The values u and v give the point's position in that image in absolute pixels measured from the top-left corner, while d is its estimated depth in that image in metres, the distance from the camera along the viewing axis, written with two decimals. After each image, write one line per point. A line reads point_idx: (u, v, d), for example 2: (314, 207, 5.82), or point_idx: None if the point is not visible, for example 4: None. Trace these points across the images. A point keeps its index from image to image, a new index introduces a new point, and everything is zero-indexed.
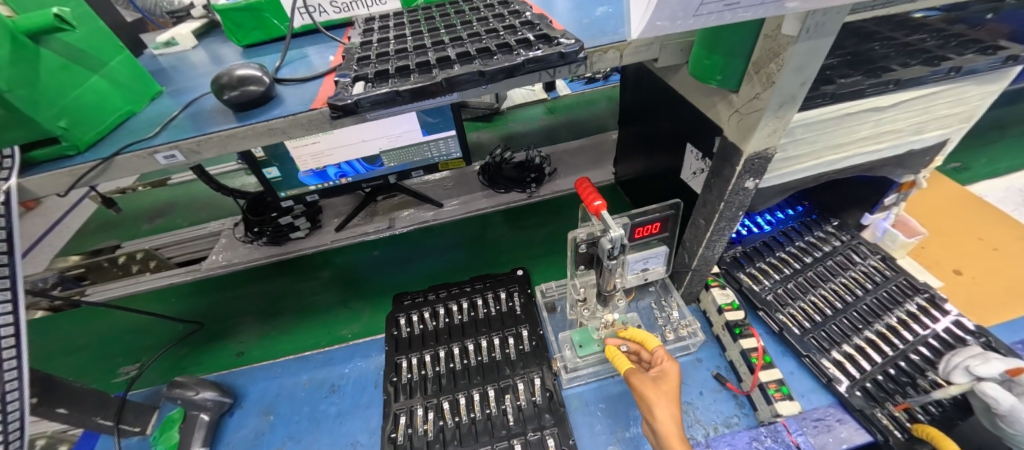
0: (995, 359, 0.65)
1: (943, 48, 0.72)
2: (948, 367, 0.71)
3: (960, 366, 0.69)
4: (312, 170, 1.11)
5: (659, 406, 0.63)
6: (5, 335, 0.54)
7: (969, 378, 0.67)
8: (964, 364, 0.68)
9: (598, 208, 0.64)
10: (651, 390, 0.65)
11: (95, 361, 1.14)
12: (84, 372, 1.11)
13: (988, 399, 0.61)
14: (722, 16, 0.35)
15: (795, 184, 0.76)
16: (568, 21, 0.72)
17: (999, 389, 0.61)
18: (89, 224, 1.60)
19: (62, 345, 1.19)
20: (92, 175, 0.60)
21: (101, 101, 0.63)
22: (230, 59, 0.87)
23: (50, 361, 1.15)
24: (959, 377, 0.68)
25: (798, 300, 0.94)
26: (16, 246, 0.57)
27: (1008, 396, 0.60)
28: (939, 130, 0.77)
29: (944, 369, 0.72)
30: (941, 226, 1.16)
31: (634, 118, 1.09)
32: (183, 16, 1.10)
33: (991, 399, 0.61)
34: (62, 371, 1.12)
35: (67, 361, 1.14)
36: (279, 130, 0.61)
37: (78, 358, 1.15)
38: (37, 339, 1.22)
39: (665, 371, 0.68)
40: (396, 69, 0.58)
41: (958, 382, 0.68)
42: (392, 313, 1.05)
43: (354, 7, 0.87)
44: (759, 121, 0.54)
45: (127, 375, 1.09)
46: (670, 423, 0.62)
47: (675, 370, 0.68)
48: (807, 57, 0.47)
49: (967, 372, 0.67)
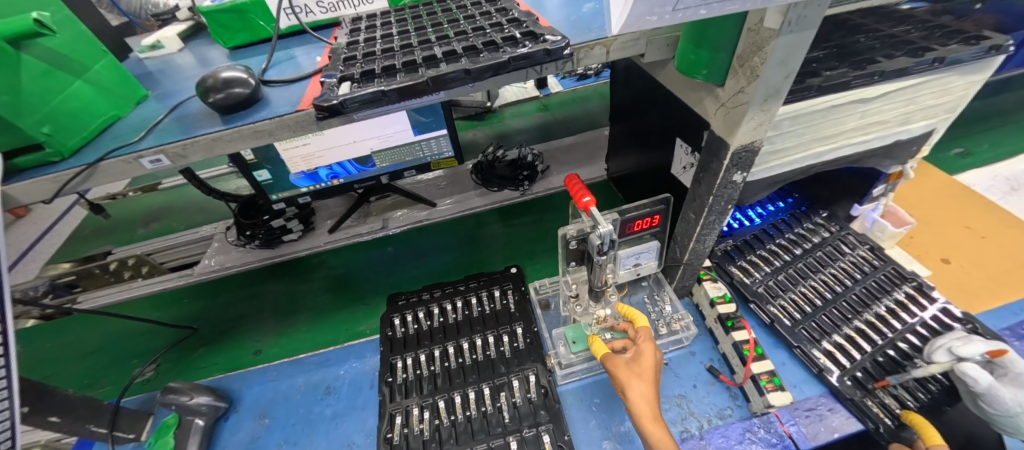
0: (977, 341, 0.68)
1: (928, 39, 0.72)
2: (932, 348, 0.73)
3: (942, 347, 0.72)
4: (303, 172, 1.11)
5: (629, 387, 0.65)
6: None
7: (950, 357, 0.70)
8: (946, 345, 0.71)
9: (587, 205, 0.64)
10: (623, 371, 0.67)
11: (107, 365, 1.13)
12: (97, 376, 1.10)
13: (967, 378, 0.66)
14: (702, 11, 0.35)
15: (784, 177, 0.77)
16: (556, 18, 0.72)
17: (978, 370, 0.65)
18: (80, 230, 1.58)
19: (67, 353, 1.18)
20: (77, 182, 0.60)
21: (85, 106, 0.63)
22: (217, 62, 0.86)
23: (56, 369, 1.14)
24: (939, 356, 0.71)
25: (788, 291, 0.95)
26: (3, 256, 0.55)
27: (986, 377, 0.64)
28: (925, 119, 0.78)
29: (927, 350, 0.74)
30: (930, 215, 1.17)
31: (625, 114, 1.09)
32: (169, 18, 1.08)
33: (970, 378, 0.65)
34: (71, 378, 1.11)
35: (78, 365, 1.14)
36: (266, 132, 0.61)
37: (89, 362, 1.15)
38: (39, 348, 1.20)
39: (641, 351, 0.69)
40: (382, 69, 0.58)
41: (938, 361, 0.70)
42: (387, 314, 1.05)
43: (340, 7, 0.87)
44: (745, 115, 0.54)
45: (143, 376, 1.08)
46: (640, 401, 0.64)
47: (650, 352, 0.68)
48: (790, 50, 0.47)
49: (949, 352, 0.70)
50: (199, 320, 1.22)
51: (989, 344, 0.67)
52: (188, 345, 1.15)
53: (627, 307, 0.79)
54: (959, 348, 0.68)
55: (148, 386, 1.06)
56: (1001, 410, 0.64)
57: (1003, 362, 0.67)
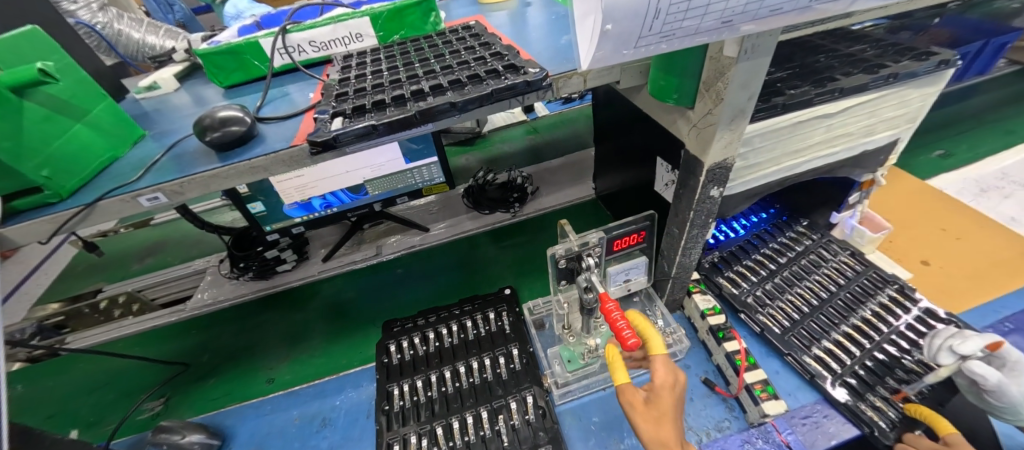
0: (973, 336, 0.69)
1: (882, 56, 0.77)
2: (933, 349, 0.73)
3: (943, 347, 0.71)
4: (297, 203, 1.13)
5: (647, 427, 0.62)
6: None
7: (953, 358, 0.70)
8: (947, 345, 0.70)
9: (633, 347, 0.58)
10: (642, 413, 0.63)
11: (113, 402, 1.11)
12: (104, 413, 1.08)
13: (978, 377, 0.66)
14: (663, 46, 0.38)
15: (760, 189, 0.80)
16: (536, 49, 0.77)
17: (985, 367, 0.65)
18: (71, 268, 1.57)
19: (69, 392, 1.15)
20: (75, 221, 0.61)
21: (84, 148, 0.65)
22: (213, 100, 0.89)
23: (59, 408, 1.11)
24: (944, 358, 0.70)
25: (776, 300, 0.97)
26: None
27: (994, 372, 0.65)
28: (888, 130, 0.82)
29: (928, 352, 0.74)
30: (907, 220, 1.21)
31: (608, 135, 1.14)
32: (165, 60, 1.12)
33: (980, 376, 0.66)
34: (75, 417, 1.09)
35: (84, 403, 1.12)
36: (261, 168, 0.63)
37: (94, 399, 1.13)
38: (34, 390, 1.17)
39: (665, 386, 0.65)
40: (372, 104, 0.61)
41: (945, 364, 0.70)
42: (382, 341, 1.05)
43: (332, 45, 0.91)
44: (714, 135, 0.58)
45: (153, 411, 1.07)
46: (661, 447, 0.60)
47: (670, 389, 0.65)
48: (749, 75, 0.51)
49: (951, 352, 0.70)
50: (192, 355, 1.20)
51: (986, 338, 0.68)
52: (195, 377, 1.14)
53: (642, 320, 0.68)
54: (960, 346, 0.68)
55: (158, 419, 1.04)
56: (1008, 402, 0.67)
57: (1000, 353, 0.68)
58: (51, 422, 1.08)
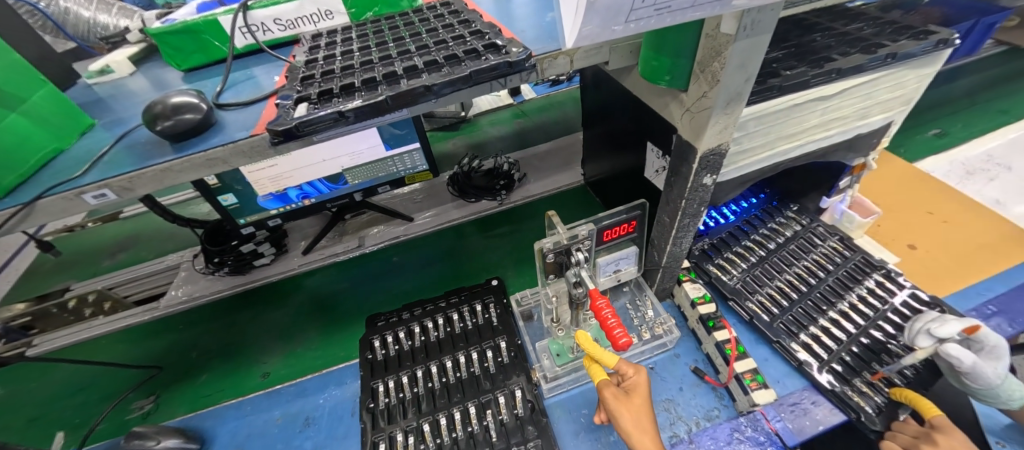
0: (951, 320, 0.68)
1: (879, 35, 0.74)
2: (914, 331, 0.72)
3: (921, 331, 0.71)
4: (272, 194, 1.07)
5: (629, 418, 0.63)
6: None
7: (931, 340, 0.70)
8: (924, 328, 0.70)
9: (626, 346, 0.58)
10: (619, 406, 0.64)
11: (101, 403, 1.05)
12: (92, 413, 1.03)
13: (953, 360, 0.66)
14: (656, 21, 0.35)
15: (752, 176, 0.78)
16: (519, 27, 0.72)
17: (960, 350, 0.65)
18: (36, 265, 1.49)
19: (52, 393, 1.09)
20: (15, 222, 0.55)
21: (21, 140, 0.58)
22: (172, 85, 0.82)
23: (46, 409, 1.06)
24: (921, 340, 0.70)
25: (765, 286, 0.96)
26: None
27: (968, 356, 0.64)
28: (883, 113, 0.80)
29: (908, 335, 0.74)
30: (894, 203, 1.21)
31: (596, 119, 1.10)
32: (119, 41, 1.03)
33: (955, 359, 0.65)
34: (62, 419, 1.03)
35: (73, 403, 1.06)
36: (220, 160, 0.58)
37: (84, 398, 1.07)
38: (12, 392, 1.11)
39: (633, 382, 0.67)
40: (340, 88, 0.56)
41: (923, 346, 0.70)
42: (366, 336, 1.02)
43: (300, 23, 0.84)
44: (709, 119, 0.54)
45: (143, 409, 1.02)
46: (644, 437, 0.62)
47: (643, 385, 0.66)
48: (747, 54, 0.47)
49: (929, 335, 0.70)
50: (166, 356, 1.14)
51: (963, 322, 0.67)
52: (171, 379, 1.08)
53: (588, 341, 0.67)
54: (938, 329, 0.68)
55: (149, 419, 1.00)
56: (984, 384, 0.66)
57: (977, 337, 0.67)
58: (35, 425, 1.02)
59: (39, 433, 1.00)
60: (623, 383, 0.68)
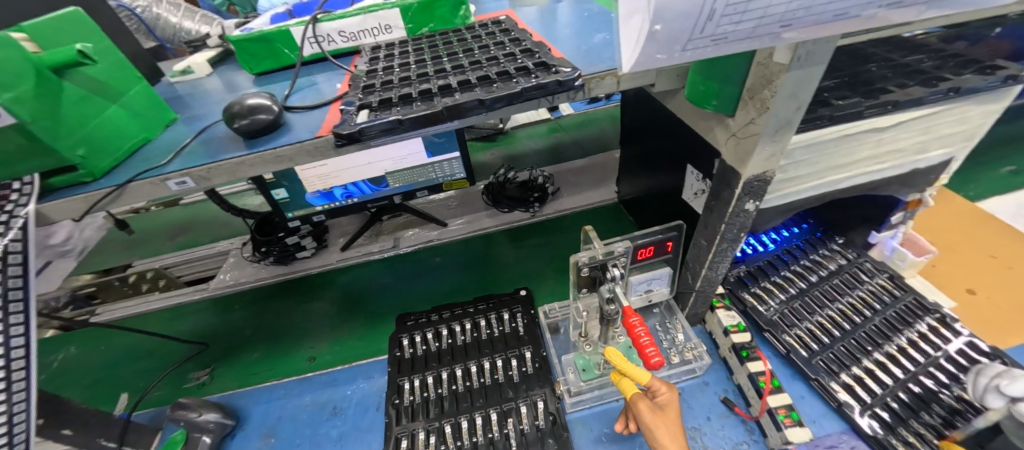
0: None
1: (941, 69, 0.72)
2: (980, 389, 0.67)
3: (991, 388, 0.61)
4: (319, 191, 1.14)
5: (666, 434, 0.63)
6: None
7: (1003, 401, 0.60)
8: (993, 385, 0.61)
9: (658, 365, 0.58)
10: (654, 421, 0.64)
11: (158, 371, 1.13)
12: (145, 381, 1.11)
13: None
14: (711, 50, 0.36)
15: (797, 204, 0.76)
16: (567, 47, 0.75)
17: None
18: (106, 242, 1.64)
19: (117, 357, 1.19)
20: (107, 201, 0.62)
21: (118, 130, 0.65)
22: (243, 87, 0.90)
23: (112, 371, 1.16)
24: (992, 400, 0.61)
25: (805, 320, 0.92)
26: (31, 259, 0.62)
27: None
28: (942, 148, 0.77)
29: (976, 392, 0.65)
30: (952, 244, 1.14)
31: (635, 138, 1.11)
32: (200, 45, 1.14)
33: None
34: (125, 382, 1.12)
35: (135, 368, 1.15)
36: (286, 157, 0.63)
37: (145, 364, 1.16)
38: (85, 352, 1.22)
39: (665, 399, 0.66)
40: (399, 97, 0.60)
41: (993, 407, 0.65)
42: (395, 334, 1.05)
43: (361, 36, 0.91)
44: (756, 146, 0.54)
45: (199, 380, 1.09)
46: None
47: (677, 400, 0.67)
48: (799, 83, 0.47)
49: (999, 394, 0.60)
50: (212, 335, 1.22)
51: None
52: (213, 357, 1.15)
53: (620, 360, 0.66)
54: (1007, 386, 0.58)
55: (200, 391, 1.07)
56: None
57: None
58: (103, 385, 1.12)
59: (106, 394, 1.10)
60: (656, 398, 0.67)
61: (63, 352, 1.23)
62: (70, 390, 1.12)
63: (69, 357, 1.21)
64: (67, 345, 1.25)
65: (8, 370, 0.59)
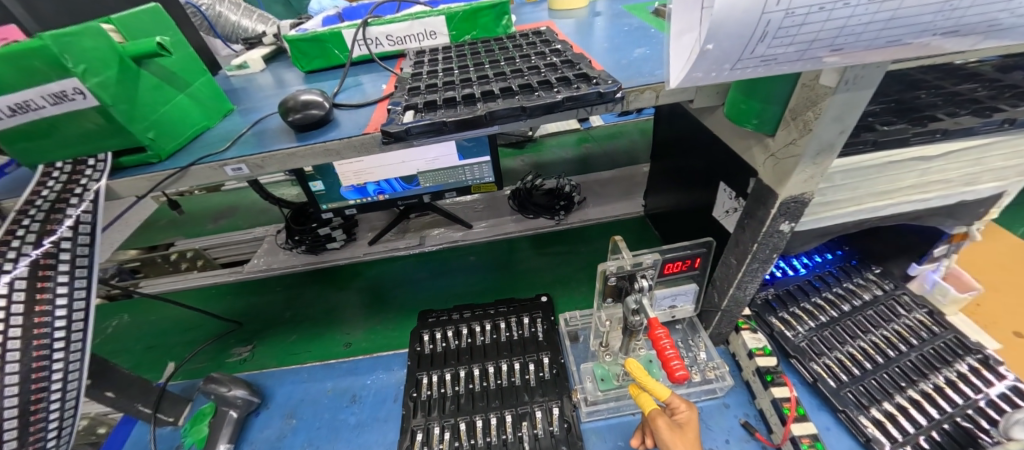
0: None
1: (996, 99, 0.70)
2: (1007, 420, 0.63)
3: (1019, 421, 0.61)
4: (353, 186, 1.18)
5: None
6: (59, 316, 0.62)
7: None
8: None
9: (682, 378, 0.58)
10: (674, 438, 0.64)
11: (196, 345, 1.20)
12: (181, 354, 1.18)
13: None
14: (759, 71, 0.37)
15: (832, 230, 0.75)
16: (606, 60, 0.76)
17: None
18: (154, 221, 1.74)
19: (163, 328, 1.26)
20: (170, 181, 0.66)
21: (183, 116, 0.70)
22: (293, 83, 0.95)
23: (156, 341, 1.23)
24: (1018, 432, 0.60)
25: (835, 350, 0.89)
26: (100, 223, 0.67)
27: None
28: (993, 182, 0.74)
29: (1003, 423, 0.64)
30: (999, 283, 1.08)
31: (666, 152, 1.11)
32: (256, 42, 1.21)
33: None
34: (172, 352, 1.19)
35: (179, 340, 1.22)
36: (334, 151, 0.66)
37: (188, 337, 1.22)
38: (133, 322, 1.30)
39: (683, 418, 0.66)
40: (443, 101, 0.63)
41: (1018, 438, 0.60)
42: (417, 329, 1.08)
43: (407, 41, 0.95)
44: (795, 167, 0.54)
45: (241, 356, 1.15)
46: None
47: (696, 421, 0.66)
48: (845, 108, 0.47)
49: None
50: (246, 316, 1.28)
51: None
52: (243, 338, 1.20)
53: (642, 371, 0.66)
54: None
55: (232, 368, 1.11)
56: None
57: None
58: (150, 353, 1.20)
59: (153, 362, 1.16)
60: (674, 416, 0.67)
61: (116, 320, 1.32)
62: (121, 356, 1.19)
63: (122, 325, 1.30)
64: (120, 313, 1.34)
65: (68, 330, 0.63)
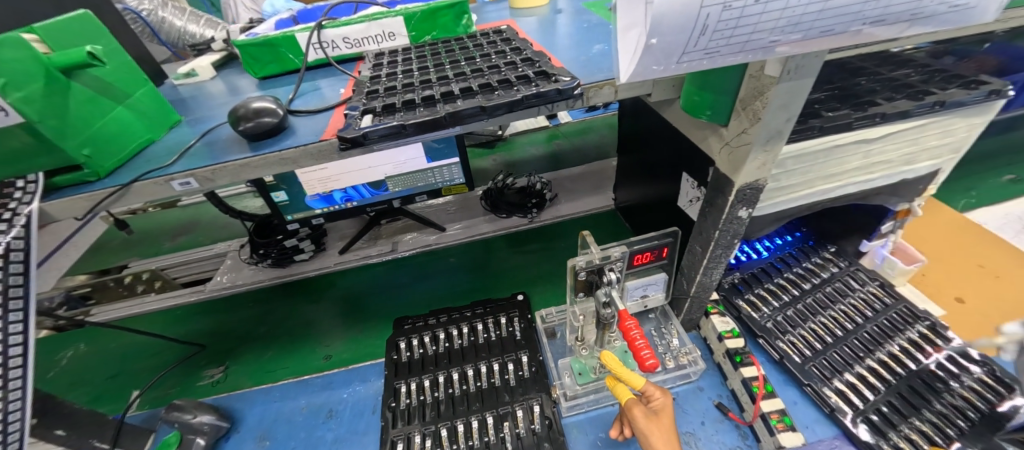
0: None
1: (928, 83, 0.74)
2: None
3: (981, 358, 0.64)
4: (318, 194, 1.14)
5: (659, 437, 0.64)
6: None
7: None
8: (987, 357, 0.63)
9: (652, 367, 0.58)
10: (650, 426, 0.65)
11: (159, 371, 1.13)
12: (141, 382, 1.11)
13: None
14: (705, 63, 0.38)
15: (788, 213, 0.78)
16: (566, 57, 0.77)
17: None
18: (104, 242, 1.64)
19: (120, 356, 1.19)
20: (110, 200, 0.62)
21: (123, 130, 0.66)
22: (247, 90, 0.91)
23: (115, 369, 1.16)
24: None
25: (798, 328, 0.94)
26: (31, 255, 0.62)
27: None
28: (929, 160, 0.79)
29: None
30: (941, 253, 1.16)
31: (631, 146, 1.13)
32: (204, 48, 1.15)
33: None
34: (133, 380, 1.12)
35: (144, 366, 1.15)
36: (290, 160, 0.64)
37: (149, 363, 1.16)
38: (89, 351, 1.22)
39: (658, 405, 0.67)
40: (402, 103, 0.61)
41: None
42: (393, 337, 1.06)
43: (365, 43, 0.92)
44: (748, 155, 0.56)
45: (212, 378, 1.09)
46: None
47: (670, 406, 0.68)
48: (790, 96, 0.49)
49: None
50: (209, 337, 1.21)
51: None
52: (208, 360, 1.14)
53: (616, 363, 0.67)
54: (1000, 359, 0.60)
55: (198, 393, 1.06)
56: None
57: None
58: (116, 381, 1.13)
59: (112, 393, 1.09)
60: (650, 404, 0.68)
61: (71, 350, 1.23)
62: (75, 390, 1.11)
63: (77, 354, 1.22)
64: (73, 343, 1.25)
65: (4, 368, 0.58)
